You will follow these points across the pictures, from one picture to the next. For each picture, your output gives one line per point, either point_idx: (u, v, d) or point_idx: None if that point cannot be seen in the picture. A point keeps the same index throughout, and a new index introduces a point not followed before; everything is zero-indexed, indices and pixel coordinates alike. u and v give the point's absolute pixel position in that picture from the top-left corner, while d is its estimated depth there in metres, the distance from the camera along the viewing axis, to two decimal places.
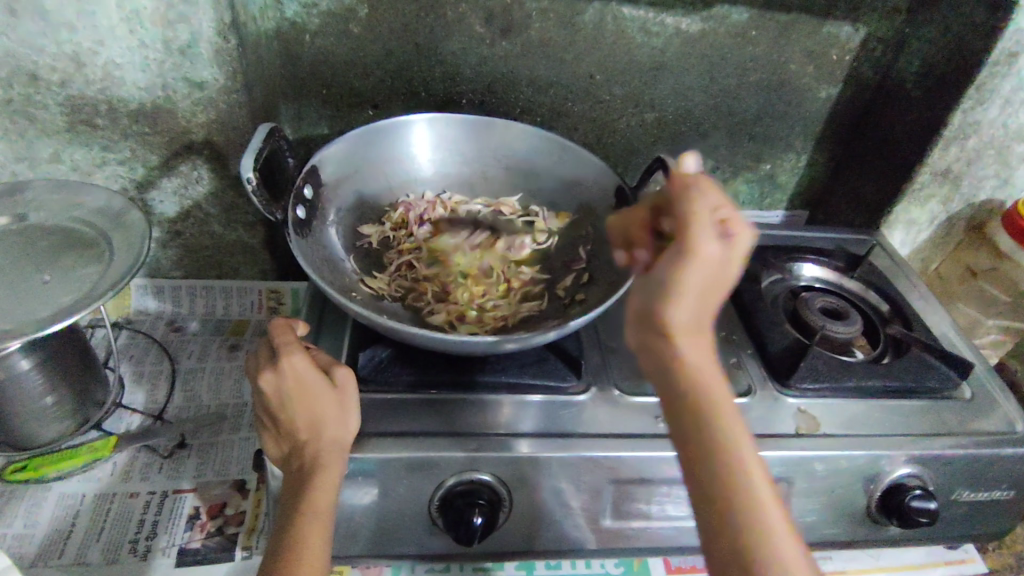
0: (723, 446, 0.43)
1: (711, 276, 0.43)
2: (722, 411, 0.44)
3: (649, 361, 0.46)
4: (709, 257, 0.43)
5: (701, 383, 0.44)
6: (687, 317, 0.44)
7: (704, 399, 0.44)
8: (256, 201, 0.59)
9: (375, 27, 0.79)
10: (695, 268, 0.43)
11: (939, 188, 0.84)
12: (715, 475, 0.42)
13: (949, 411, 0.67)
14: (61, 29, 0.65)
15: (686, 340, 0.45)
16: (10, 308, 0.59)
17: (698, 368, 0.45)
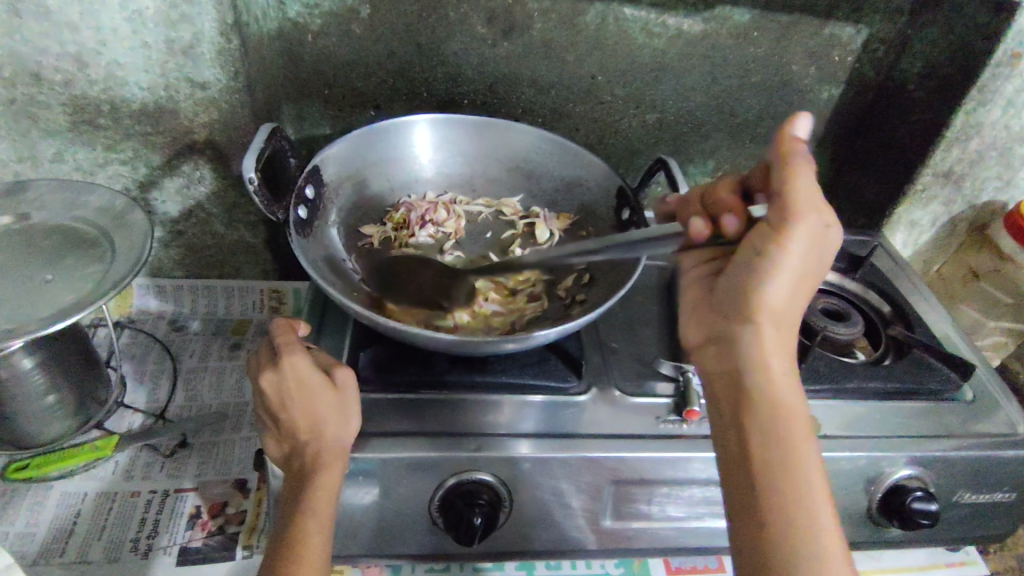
0: (784, 426, 0.46)
1: (800, 256, 0.49)
2: (787, 393, 0.48)
3: (727, 342, 0.51)
4: (803, 231, 0.49)
5: (774, 365, 0.49)
6: (773, 296, 0.50)
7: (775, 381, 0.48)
8: (258, 201, 0.60)
9: (377, 28, 0.80)
10: (790, 244, 0.49)
11: (942, 190, 0.84)
12: (773, 445, 0.46)
13: (951, 413, 0.67)
14: (64, 29, 0.65)
15: (770, 324, 0.50)
16: (11, 308, 0.59)
17: (772, 351, 0.49)
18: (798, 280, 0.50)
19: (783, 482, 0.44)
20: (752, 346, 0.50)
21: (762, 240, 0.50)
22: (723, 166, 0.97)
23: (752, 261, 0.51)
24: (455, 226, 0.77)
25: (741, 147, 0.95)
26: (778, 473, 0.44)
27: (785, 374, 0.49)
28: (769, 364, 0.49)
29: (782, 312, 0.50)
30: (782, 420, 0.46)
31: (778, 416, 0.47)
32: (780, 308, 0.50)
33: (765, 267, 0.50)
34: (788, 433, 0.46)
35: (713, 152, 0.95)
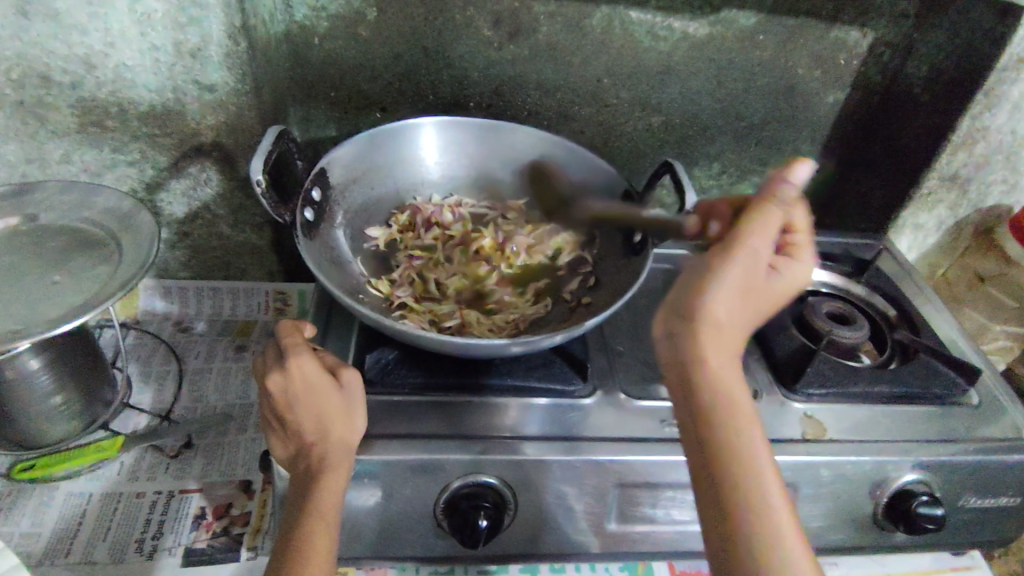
0: (735, 443, 0.44)
1: (747, 275, 0.46)
2: (736, 402, 0.45)
3: (670, 349, 0.47)
4: (752, 256, 0.46)
5: (720, 375, 0.46)
6: (720, 309, 0.46)
7: (723, 390, 0.45)
8: (265, 203, 0.60)
9: (383, 31, 0.80)
10: (735, 267, 0.46)
11: (947, 194, 0.84)
12: (728, 471, 0.43)
13: (956, 417, 0.67)
14: (73, 32, 0.66)
15: (713, 333, 0.46)
16: (19, 309, 0.60)
17: (717, 357, 0.46)
18: (746, 292, 0.47)
19: (741, 508, 0.43)
20: (699, 358, 0.46)
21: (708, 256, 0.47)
22: (728, 169, 0.97)
23: (698, 273, 0.47)
24: (461, 228, 0.78)
25: (745, 150, 0.95)
26: (734, 498, 0.43)
27: (734, 381, 0.46)
28: (717, 375, 0.46)
29: (731, 321, 0.47)
30: (733, 436, 0.44)
31: (728, 434, 0.44)
32: (727, 317, 0.47)
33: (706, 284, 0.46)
34: (743, 453, 0.44)
35: (718, 155, 0.95)
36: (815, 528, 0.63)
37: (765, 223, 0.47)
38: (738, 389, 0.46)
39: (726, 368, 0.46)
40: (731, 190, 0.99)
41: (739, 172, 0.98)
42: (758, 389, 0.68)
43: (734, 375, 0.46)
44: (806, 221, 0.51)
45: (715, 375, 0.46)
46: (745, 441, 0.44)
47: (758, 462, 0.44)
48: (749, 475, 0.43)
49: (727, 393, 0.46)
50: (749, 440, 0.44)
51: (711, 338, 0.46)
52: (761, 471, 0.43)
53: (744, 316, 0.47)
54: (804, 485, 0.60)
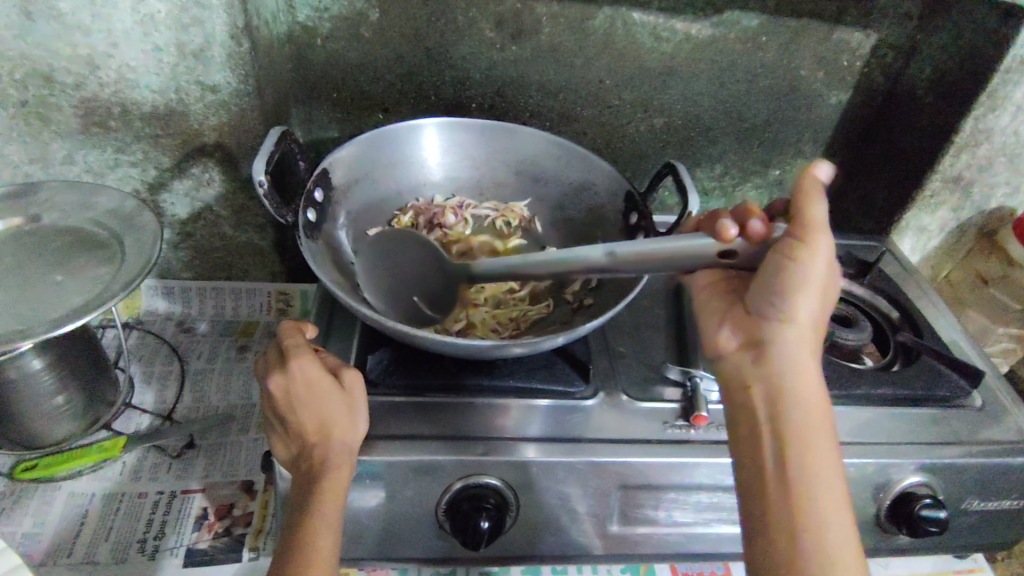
0: (809, 446, 0.47)
1: (822, 283, 0.48)
2: (813, 408, 0.48)
3: (754, 348, 0.51)
4: (827, 261, 0.48)
5: (802, 378, 0.49)
6: (805, 315, 0.49)
7: (802, 396, 0.48)
8: (267, 203, 0.60)
9: (386, 32, 0.80)
10: (810, 272, 0.47)
11: (950, 195, 0.84)
12: (799, 469, 0.46)
13: (960, 419, 0.66)
14: (77, 32, 0.66)
15: (799, 339, 0.49)
16: (23, 309, 0.60)
17: (801, 362, 0.49)
18: (825, 304, 0.49)
19: (805, 505, 0.45)
20: (784, 360, 0.49)
21: (777, 257, 0.48)
22: (731, 170, 0.97)
23: (775, 276, 0.49)
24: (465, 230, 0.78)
25: (748, 151, 0.94)
26: (802, 494, 0.46)
27: (814, 389, 0.49)
28: (802, 379, 0.49)
29: (812, 330, 0.50)
30: (807, 441, 0.47)
31: (802, 435, 0.47)
32: (808, 326, 0.49)
33: (788, 289, 0.48)
34: (813, 456, 0.47)
35: (721, 156, 0.95)
36: None
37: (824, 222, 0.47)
38: (817, 397, 0.49)
39: (808, 375, 0.49)
40: (733, 191, 0.99)
41: (742, 174, 0.98)
42: None
43: (816, 384, 0.49)
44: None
45: (798, 378, 0.49)
46: (818, 445, 0.47)
47: (824, 464, 0.47)
48: (817, 476, 0.46)
49: (808, 399, 0.48)
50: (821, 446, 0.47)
51: (795, 344, 0.49)
52: (827, 475, 0.46)
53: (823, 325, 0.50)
54: None
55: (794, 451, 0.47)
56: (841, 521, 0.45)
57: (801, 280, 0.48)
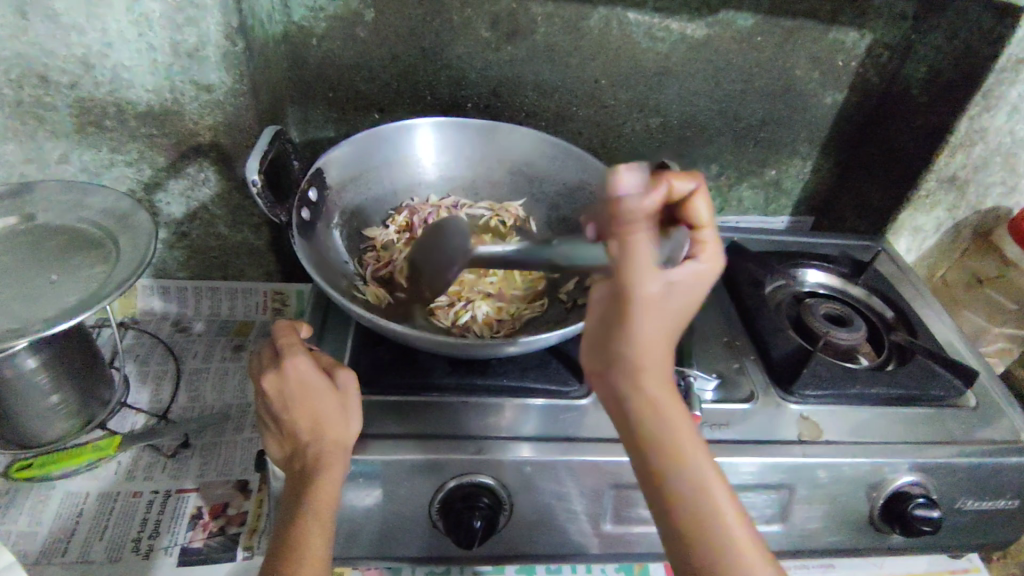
0: (688, 474, 0.44)
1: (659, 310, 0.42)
2: (677, 429, 0.45)
3: (604, 390, 0.46)
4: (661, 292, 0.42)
5: (657, 408, 0.44)
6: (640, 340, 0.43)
7: (665, 424, 0.45)
8: (261, 203, 0.60)
9: (381, 32, 0.80)
10: (643, 314, 0.42)
11: (946, 195, 0.84)
12: (690, 506, 0.44)
13: (953, 419, 0.67)
14: (72, 32, 0.66)
15: (647, 371, 0.44)
16: (18, 308, 0.60)
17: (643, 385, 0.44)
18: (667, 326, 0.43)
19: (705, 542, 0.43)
20: (638, 399, 0.44)
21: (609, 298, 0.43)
22: (727, 170, 0.97)
23: (608, 317, 0.44)
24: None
25: (744, 150, 0.95)
26: (696, 535, 0.43)
27: (671, 407, 0.45)
28: (656, 410, 0.44)
29: (660, 353, 0.44)
30: (685, 472, 0.44)
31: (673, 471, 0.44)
32: (654, 353, 0.44)
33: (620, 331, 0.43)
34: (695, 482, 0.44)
35: (717, 156, 0.95)
36: (811, 530, 0.63)
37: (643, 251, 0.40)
38: (677, 415, 0.45)
39: (664, 399, 0.45)
40: (729, 191, 0.99)
41: (738, 174, 0.98)
42: (755, 390, 0.67)
43: (670, 401, 0.45)
44: (707, 209, 0.46)
45: (652, 408, 0.44)
46: (694, 468, 0.44)
47: (708, 484, 0.44)
48: (704, 505, 0.44)
49: (669, 424, 0.45)
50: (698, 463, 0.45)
51: (644, 377, 0.44)
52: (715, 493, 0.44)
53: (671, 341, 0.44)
54: (799, 486, 0.61)
55: (675, 489, 0.44)
56: (741, 535, 0.44)
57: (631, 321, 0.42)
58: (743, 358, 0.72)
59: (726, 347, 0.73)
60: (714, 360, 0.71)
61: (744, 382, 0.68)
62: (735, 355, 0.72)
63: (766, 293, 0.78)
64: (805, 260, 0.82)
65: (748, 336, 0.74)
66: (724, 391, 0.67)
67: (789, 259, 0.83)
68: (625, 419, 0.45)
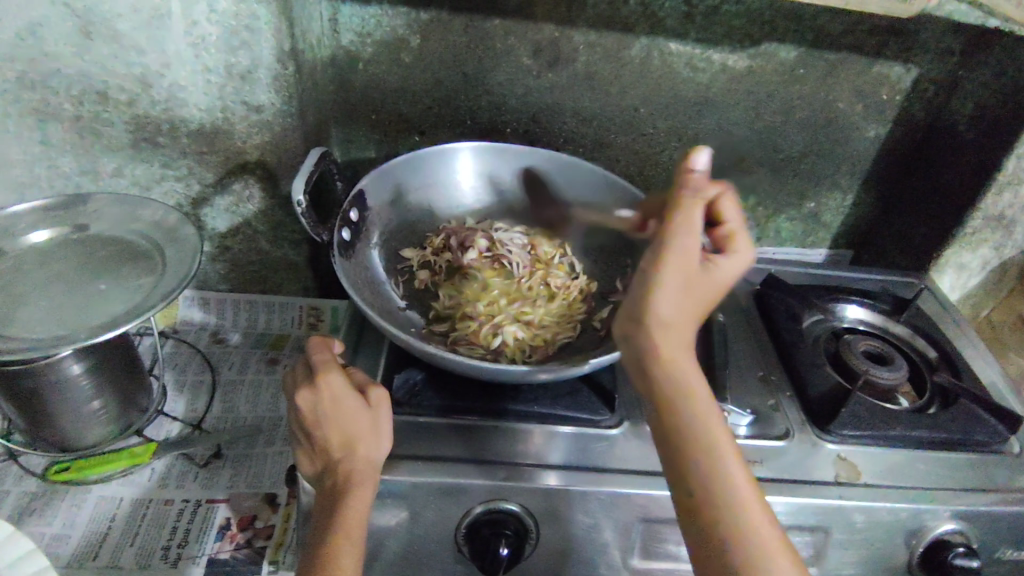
0: (700, 434, 0.45)
1: (693, 278, 0.45)
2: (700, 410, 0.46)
3: (628, 351, 0.47)
4: (688, 260, 0.45)
5: (678, 374, 0.46)
6: (666, 314, 0.45)
7: (681, 385, 0.46)
8: (304, 222, 0.62)
9: (425, 57, 0.82)
10: (677, 265, 0.44)
11: (992, 234, 0.82)
12: (699, 471, 0.44)
13: (997, 466, 0.64)
14: (133, 53, 0.69)
15: (671, 336, 0.46)
16: (67, 316, 0.62)
17: (679, 353, 0.46)
18: (691, 291, 0.45)
19: (712, 511, 0.43)
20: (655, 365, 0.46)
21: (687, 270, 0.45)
22: (766, 201, 0.96)
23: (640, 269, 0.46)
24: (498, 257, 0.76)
25: (784, 182, 0.93)
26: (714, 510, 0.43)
27: (688, 371, 0.46)
28: (671, 373, 0.46)
29: (679, 318, 0.46)
30: (699, 440, 0.45)
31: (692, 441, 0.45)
32: (675, 313, 0.46)
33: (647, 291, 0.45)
34: (709, 455, 0.44)
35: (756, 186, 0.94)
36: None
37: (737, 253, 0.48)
38: (697, 381, 0.46)
39: (681, 364, 0.46)
40: (766, 222, 0.98)
41: (777, 205, 0.96)
42: (791, 427, 0.66)
43: (690, 366, 0.47)
44: (733, 208, 0.49)
45: (670, 373, 0.46)
46: (711, 432, 0.45)
47: (726, 464, 0.44)
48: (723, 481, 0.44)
49: (686, 384, 0.46)
50: (716, 436, 0.45)
51: (664, 345, 0.46)
52: (732, 470, 0.44)
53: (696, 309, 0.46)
54: (835, 529, 0.59)
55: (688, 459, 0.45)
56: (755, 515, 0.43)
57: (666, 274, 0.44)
58: (779, 395, 0.70)
59: (761, 383, 0.71)
60: (750, 395, 0.70)
61: (779, 419, 0.67)
62: (771, 392, 0.70)
63: (804, 328, 0.76)
64: (844, 295, 0.80)
65: (784, 371, 0.73)
66: (759, 428, 0.66)
67: (828, 293, 0.81)
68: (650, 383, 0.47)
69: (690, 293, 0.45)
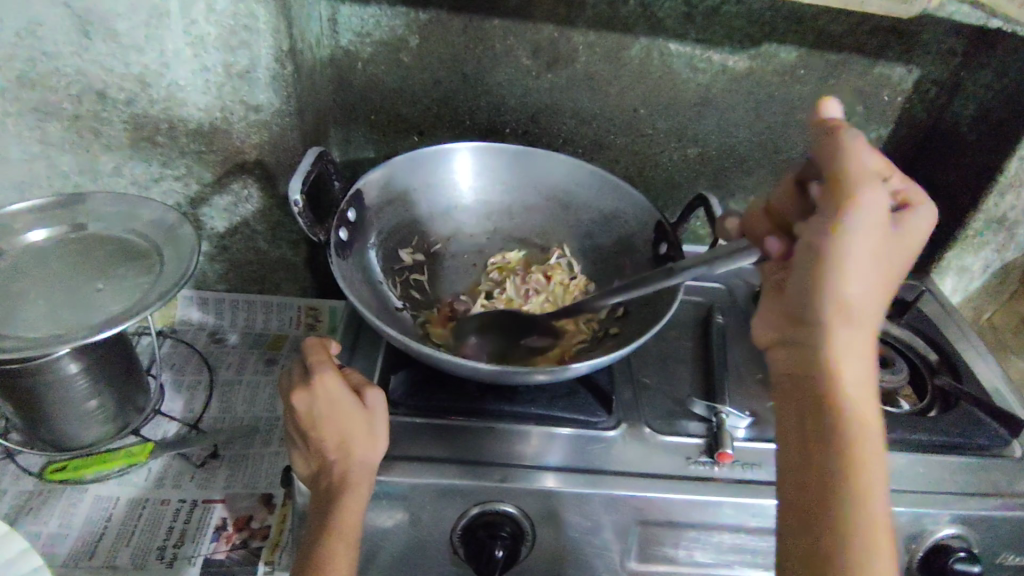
0: (852, 441, 0.42)
1: (879, 240, 0.44)
2: (853, 399, 0.43)
3: (794, 338, 0.46)
4: (874, 217, 0.43)
5: (843, 375, 0.43)
6: (850, 290, 0.44)
7: (845, 388, 0.43)
8: (301, 222, 0.62)
9: (424, 57, 0.82)
10: (862, 221, 0.43)
11: (993, 236, 0.82)
12: (839, 474, 0.41)
13: (999, 470, 0.63)
14: (131, 52, 0.69)
15: (845, 322, 0.44)
16: (63, 315, 0.62)
17: (847, 354, 0.44)
18: (879, 255, 0.44)
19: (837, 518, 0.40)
20: (816, 344, 0.44)
21: (874, 224, 0.43)
22: None
23: (814, 232, 0.45)
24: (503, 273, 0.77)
25: None
26: (842, 518, 0.40)
27: (857, 375, 0.44)
28: (835, 372, 0.44)
29: (858, 304, 0.44)
30: (851, 446, 0.42)
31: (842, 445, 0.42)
32: (857, 296, 0.44)
33: (831, 248, 0.43)
34: (853, 466, 0.41)
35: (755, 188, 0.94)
36: None
37: (916, 217, 0.47)
38: (862, 391, 0.43)
39: (851, 367, 0.44)
40: None
41: None
42: None
43: (865, 371, 0.44)
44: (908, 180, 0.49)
45: (835, 369, 0.44)
46: (866, 443, 0.42)
47: (873, 479, 0.41)
48: (863, 496, 0.40)
49: (852, 390, 0.43)
50: (870, 453, 0.41)
51: (835, 338, 0.44)
52: (873, 488, 0.41)
53: (881, 281, 0.45)
54: None
55: (828, 460, 0.42)
56: (882, 532, 0.40)
57: (852, 230, 0.43)
58: None
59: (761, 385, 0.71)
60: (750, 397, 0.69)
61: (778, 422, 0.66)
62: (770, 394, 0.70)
63: None
64: None
65: None
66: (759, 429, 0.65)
67: None
68: (803, 366, 0.45)
69: (875, 255, 0.44)
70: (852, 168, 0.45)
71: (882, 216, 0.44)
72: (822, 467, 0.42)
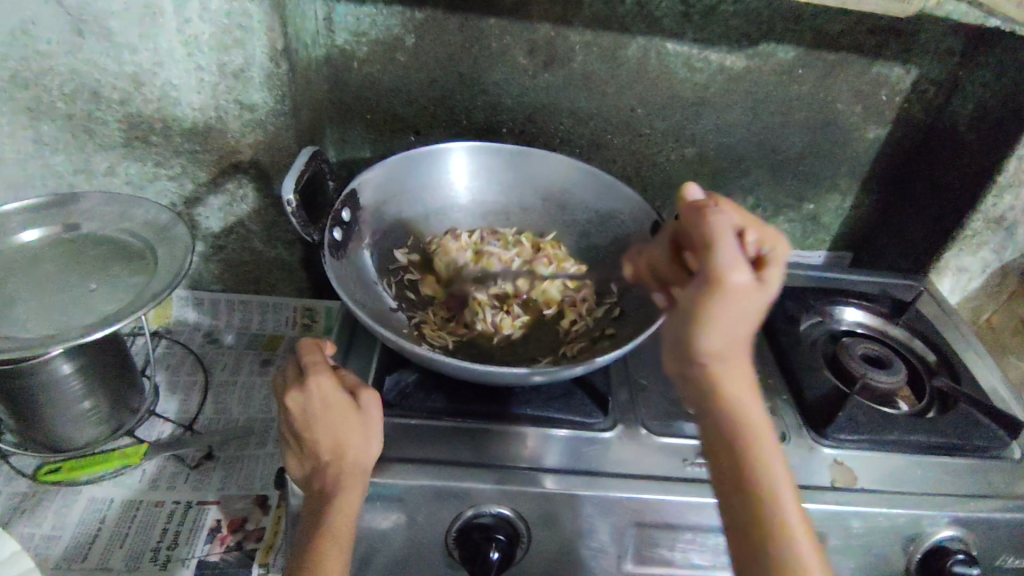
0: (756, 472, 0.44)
1: (750, 305, 0.43)
2: (749, 428, 0.45)
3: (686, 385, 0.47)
4: (739, 287, 0.43)
5: (735, 410, 0.45)
6: (725, 347, 0.44)
7: (741, 421, 0.45)
8: (294, 222, 0.61)
9: (420, 56, 0.81)
10: (727, 296, 0.43)
11: (992, 236, 0.81)
12: (754, 507, 0.43)
13: (997, 471, 0.63)
14: (124, 51, 0.69)
15: (726, 364, 0.45)
16: (56, 315, 0.62)
17: (740, 389, 0.46)
18: (750, 315, 0.44)
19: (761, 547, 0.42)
20: (706, 387, 0.46)
21: (744, 294, 0.43)
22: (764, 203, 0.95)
23: (687, 304, 0.45)
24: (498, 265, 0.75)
25: (782, 184, 0.93)
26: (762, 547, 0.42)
27: (748, 406, 0.46)
28: (728, 409, 0.45)
29: (736, 348, 0.45)
30: (757, 474, 0.44)
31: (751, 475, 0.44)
32: (732, 346, 0.45)
33: (704, 319, 0.43)
34: (766, 491, 0.43)
35: (753, 188, 0.93)
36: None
37: (781, 261, 0.46)
38: (757, 417, 0.46)
39: (743, 398, 0.46)
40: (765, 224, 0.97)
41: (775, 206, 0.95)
42: (787, 431, 0.65)
43: (754, 398, 0.46)
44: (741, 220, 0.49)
45: (729, 406, 0.45)
46: (768, 465, 0.44)
47: (784, 496, 0.43)
48: (778, 520, 0.43)
49: (748, 421, 0.45)
50: (774, 472, 0.44)
51: (721, 380, 0.45)
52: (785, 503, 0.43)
53: (751, 332, 0.45)
54: (832, 535, 0.58)
55: (741, 494, 0.44)
56: (805, 543, 0.42)
57: (722, 303, 0.43)
58: (776, 399, 0.69)
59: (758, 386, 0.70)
60: None
61: (775, 423, 0.66)
62: (767, 396, 0.69)
63: (801, 331, 0.76)
64: (841, 297, 0.79)
65: (781, 374, 0.72)
66: None
67: (826, 294, 0.80)
68: (702, 409, 0.46)
69: (749, 319, 0.44)
70: (716, 238, 0.44)
71: (750, 287, 0.43)
72: (738, 500, 0.44)
